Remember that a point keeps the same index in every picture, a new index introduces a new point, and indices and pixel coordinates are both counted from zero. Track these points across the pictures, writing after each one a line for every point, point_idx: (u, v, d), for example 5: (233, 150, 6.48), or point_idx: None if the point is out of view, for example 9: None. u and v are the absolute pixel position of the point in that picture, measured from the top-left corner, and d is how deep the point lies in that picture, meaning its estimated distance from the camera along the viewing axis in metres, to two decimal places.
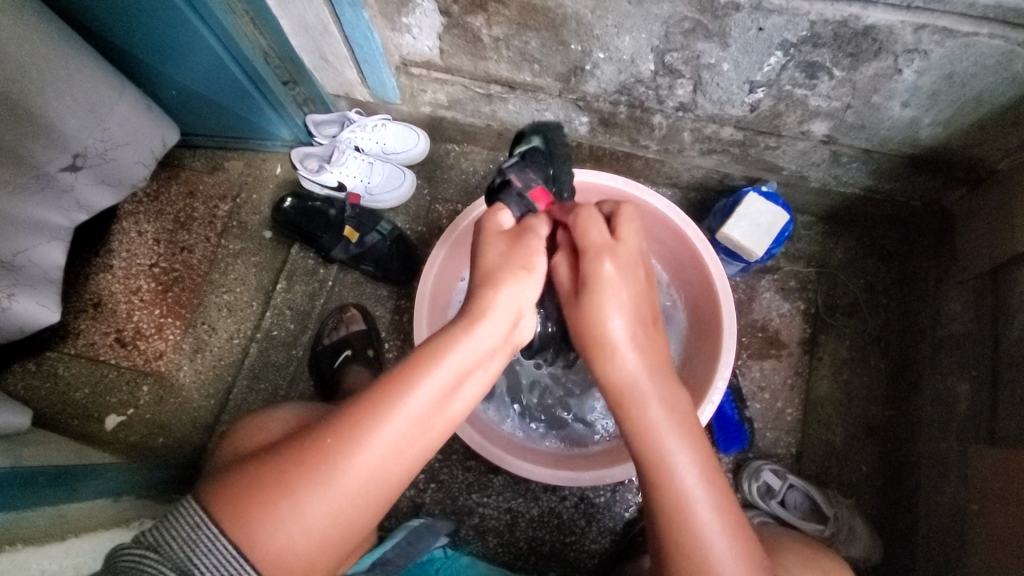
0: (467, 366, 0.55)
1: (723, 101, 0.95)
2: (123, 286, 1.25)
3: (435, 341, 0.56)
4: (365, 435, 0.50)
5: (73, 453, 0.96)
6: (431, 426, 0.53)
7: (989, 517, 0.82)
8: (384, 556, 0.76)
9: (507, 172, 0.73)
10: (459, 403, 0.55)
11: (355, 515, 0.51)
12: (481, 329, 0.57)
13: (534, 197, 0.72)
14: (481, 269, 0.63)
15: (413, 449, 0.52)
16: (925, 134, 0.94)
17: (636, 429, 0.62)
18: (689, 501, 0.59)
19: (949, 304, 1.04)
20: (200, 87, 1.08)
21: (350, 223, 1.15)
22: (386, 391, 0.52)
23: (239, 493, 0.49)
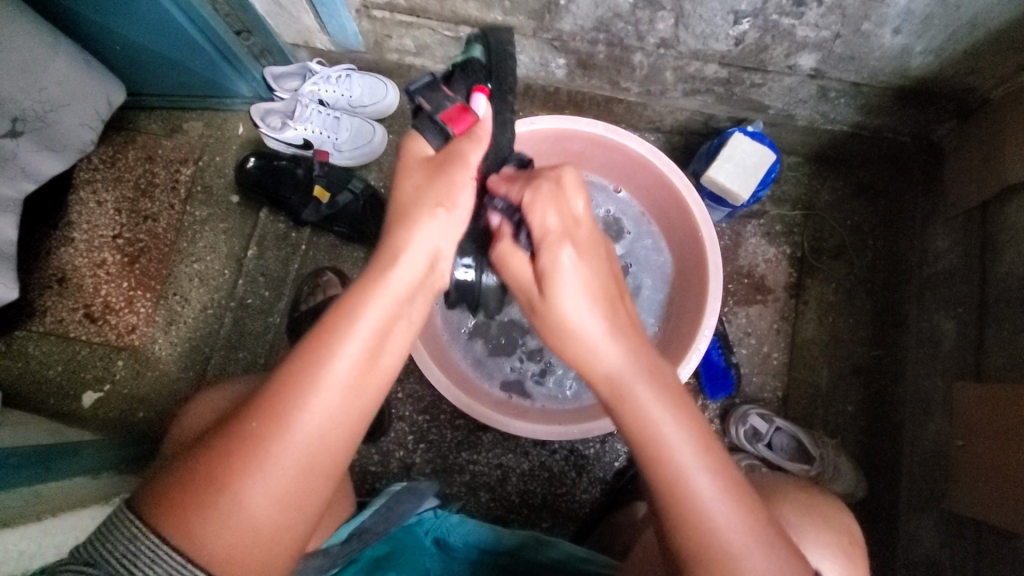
0: (387, 320, 0.55)
1: (706, 35, 0.90)
2: (87, 260, 1.19)
3: (348, 299, 0.54)
4: (288, 417, 0.50)
5: (49, 432, 0.93)
6: (361, 388, 0.53)
7: (973, 450, 0.83)
8: (362, 525, 0.76)
9: (414, 93, 0.64)
10: (390, 356, 0.55)
11: (302, 493, 0.51)
12: (394, 276, 0.56)
13: (448, 120, 0.62)
14: (403, 223, 0.59)
15: (345, 415, 0.52)
16: (916, 64, 0.90)
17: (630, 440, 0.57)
18: (688, 489, 0.54)
19: (936, 240, 1.02)
20: (145, 41, 0.99)
21: (320, 181, 1.10)
22: (303, 362, 0.51)
23: (170, 498, 0.48)
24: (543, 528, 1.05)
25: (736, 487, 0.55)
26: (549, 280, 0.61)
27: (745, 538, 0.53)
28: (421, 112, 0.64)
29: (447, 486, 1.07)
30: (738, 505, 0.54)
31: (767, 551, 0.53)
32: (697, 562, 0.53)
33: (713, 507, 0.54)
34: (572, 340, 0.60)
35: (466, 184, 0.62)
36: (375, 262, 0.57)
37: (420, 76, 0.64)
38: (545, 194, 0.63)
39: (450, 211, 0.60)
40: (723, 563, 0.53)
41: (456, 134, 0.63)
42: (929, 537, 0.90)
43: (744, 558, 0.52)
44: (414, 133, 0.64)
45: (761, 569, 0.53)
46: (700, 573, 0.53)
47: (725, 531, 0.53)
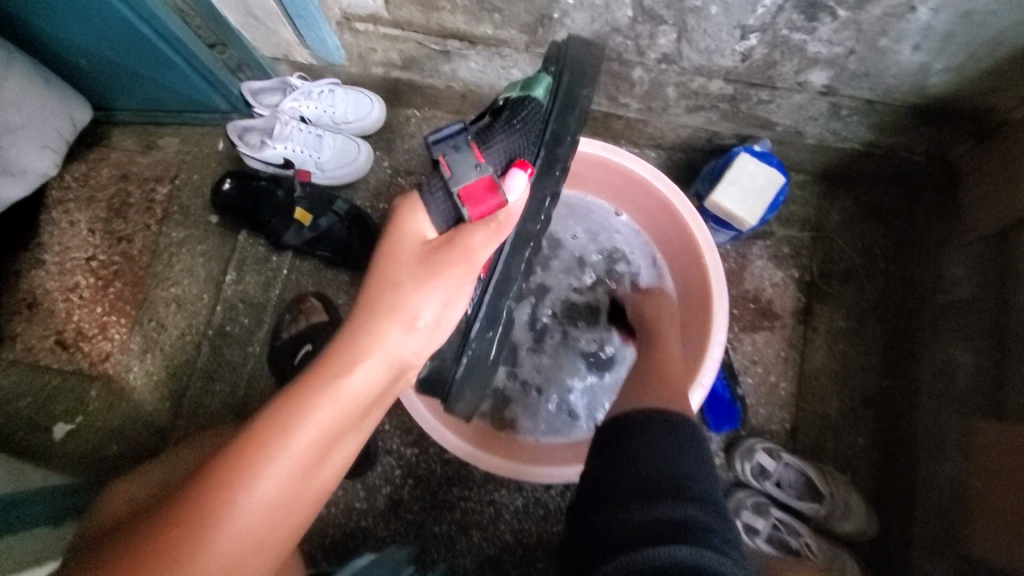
0: (332, 431, 0.48)
1: (711, 50, 0.84)
2: (59, 283, 1.14)
3: (293, 396, 0.48)
4: (200, 535, 0.42)
5: (11, 474, 0.87)
6: (286, 511, 0.46)
7: (995, 496, 0.77)
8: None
9: (436, 149, 0.62)
10: (328, 468, 0.49)
11: None
12: (351, 379, 0.51)
13: (462, 199, 0.61)
14: (373, 319, 0.54)
15: (265, 538, 0.45)
16: (934, 81, 0.84)
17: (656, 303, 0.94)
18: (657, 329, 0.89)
19: (951, 266, 0.96)
20: (112, 56, 0.93)
21: (302, 204, 1.04)
22: (227, 469, 0.44)
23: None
24: (538, 569, 1.00)
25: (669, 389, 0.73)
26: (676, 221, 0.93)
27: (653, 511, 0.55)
28: (437, 172, 0.62)
29: (436, 525, 1.01)
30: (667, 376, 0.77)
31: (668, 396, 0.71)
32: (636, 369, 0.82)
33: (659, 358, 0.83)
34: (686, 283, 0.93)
35: (457, 282, 0.59)
36: (332, 356, 0.52)
37: (451, 127, 0.63)
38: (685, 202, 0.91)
39: (431, 320, 0.57)
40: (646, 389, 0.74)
41: (471, 216, 0.61)
42: None
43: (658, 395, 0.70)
44: (420, 203, 0.62)
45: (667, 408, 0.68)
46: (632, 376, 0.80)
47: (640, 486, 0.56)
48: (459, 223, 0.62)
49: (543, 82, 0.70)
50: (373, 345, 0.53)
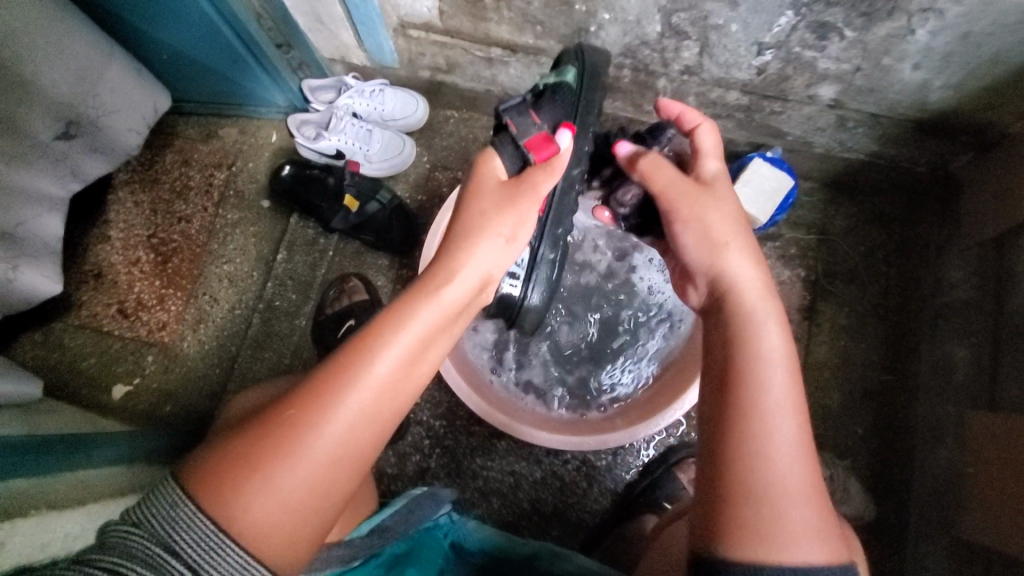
0: (428, 332, 0.59)
1: (730, 64, 0.93)
2: (123, 257, 1.24)
3: (404, 303, 0.60)
4: (336, 396, 0.53)
5: (86, 422, 0.97)
6: (395, 394, 0.56)
7: (984, 478, 0.85)
8: (383, 524, 0.78)
9: (505, 115, 0.72)
10: (425, 362, 0.59)
11: (330, 484, 0.53)
12: (444, 291, 0.62)
13: (530, 145, 0.70)
14: (461, 241, 0.66)
15: (377, 407, 0.55)
16: (934, 98, 0.92)
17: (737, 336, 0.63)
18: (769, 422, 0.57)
19: (951, 271, 1.04)
20: (192, 52, 1.05)
21: (350, 191, 1.13)
22: (355, 351, 0.56)
23: (214, 472, 0.50)
24: (552, 536, 1.07)
25: (819, 495, 0.56)
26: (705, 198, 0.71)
27: (810, 519, 0.54)
28: (505, 131, 0.72)
29: (460, 491, 1.09)
30: (810, 487, 0.56)
31: (819, 534, 0.54)
32: (749, 512, 0.54)
33: (782, 471, 0.56)
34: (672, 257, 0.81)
35: (529, 214, 0.69)
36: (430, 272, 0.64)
37: (514, 99, 0.73)
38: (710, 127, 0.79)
39: (507, 242, 0.68)
40: (780, 530, 0.53)
41: (536, 160, 0.70)
42: (935, 562, 0.92)
43: (792, 530, 0.53)
44: (493, 151, 0.72)
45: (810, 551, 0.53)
46: (741, 517, 0.54)
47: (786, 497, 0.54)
48: (527, 166, 0.71)
49: (572, 68, 0.78)
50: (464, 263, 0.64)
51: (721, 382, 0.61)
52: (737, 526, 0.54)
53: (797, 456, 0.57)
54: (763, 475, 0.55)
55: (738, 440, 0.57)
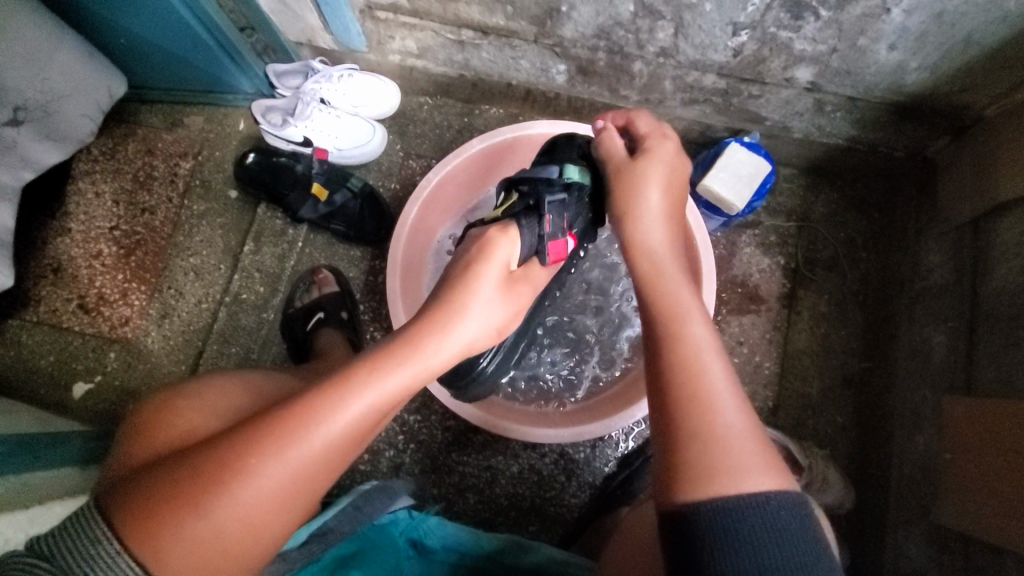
0: (405, 385, 0.57)
1: (706, 45, 0.91)
2: (83, 250, 1.19)
3: (381, 357, 0.57)
4: (289, 450, 0.50)
5: (38, 420, 0.94)
6: (354, 441, 0.54)
7: (961, 464, 0.84)
8: (325, 527, 0.78)
9: (546, 208, 0.77)
10: (391, 411, 0.58)
11: (271, 521, 0.51)
12: (432, 349, 0.60)
13: (549, 249, 0.78)
14: (453, 305, 0.64)
15: (329, 464, 0.53)
16: (911, 80, 0.91)
17: (662, 292, 0.66)
18: (703, 361, 0.59)
19: (928, 255, 1.03)
20: (149, 34, 1.00)
21: (318, 179, 1.11)
22: (320, 410, 0.52)
23: (151, 505, 0.48)
24: (530, 532, 1.05)
25: (758, 430, 0.57)
26: (636, 176, 0.77)
27: (740, 416, 0.56)
28: (535, 215, 0.77)
29: (436, 488, 1.07)
30: (750, 424, 0.56)
31: (767, 467, 0.53)
32: (694, 450, 0.54)
33: (721, 413, 0.56)
34: (637, 205, 0.75)
35: (525, 297, 0.74)
36: (415, 331, 0.61)
37: (558, 195, 0.78)
38: (646, 115, 0.85)
39: (501, 317, 0.69)
40: (721, 466, 0.53)
41: (547, 262, 0.78)
42: (914, 549, 0.91)
43: (741, 462, 0.53)
44: (516, 229, 0.75)
45: (757, 480, 0.52)
46: (688, 456, 0.54)
47: (735, 441, 0.54)
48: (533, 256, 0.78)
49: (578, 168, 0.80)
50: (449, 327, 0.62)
51: (650, 336, 0.64)
52: (687, 466, 0.54)
53: (736, 400, 0.57)
54: (704, 415, 0.56)
55: (676, 400, 0.57)
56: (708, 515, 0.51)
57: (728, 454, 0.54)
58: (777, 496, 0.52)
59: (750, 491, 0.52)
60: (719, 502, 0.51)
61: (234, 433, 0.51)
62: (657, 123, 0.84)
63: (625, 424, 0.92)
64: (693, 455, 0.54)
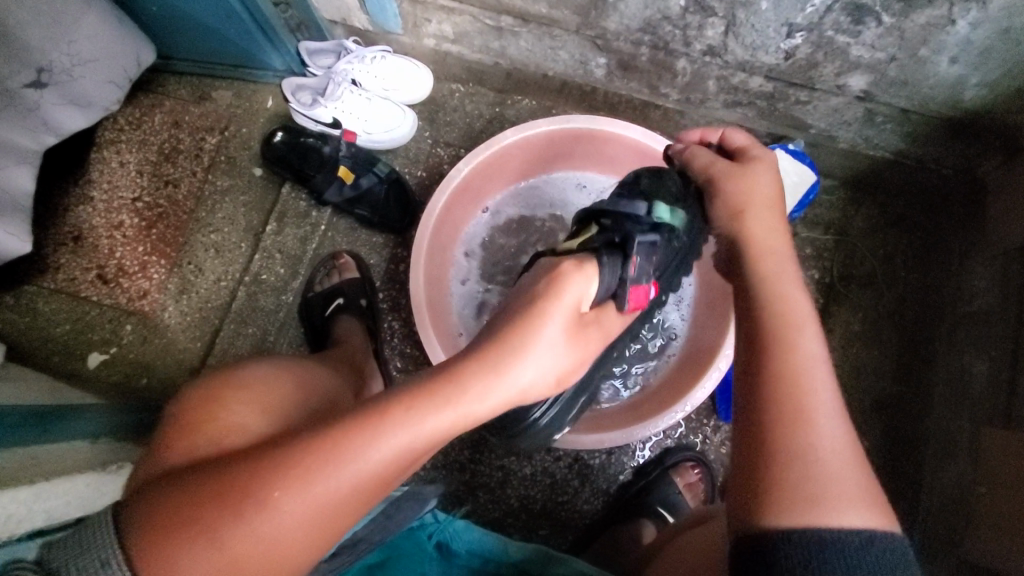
0: (444, 431, 0.53)
1: (756, 46, 0.87)
2: (105, 220, 1.18)
3: (421, 397, 0.52)
4: (314, 484, 0.48)
5: (51, 390, 0.93)
6: (377, 485, 0.51)
7: (1000, 500, 0.81)
8: (357, 535, 0.72)
9: (635, 248, 0.68)
10: (423, 454, 0.54)
11: (284, 558, 0.49)
12: (479, 393, 0.54)
13: (629, 298, 0.69)
14: (509, 347, 0.56)
15: (353, 505, 0.50)
16: (970, 95, 0.87)
17: (770, 302, 0.63)
18: (812, 381, 0.57)
19: (973, 279, 1.00)
20: (182, 4, 0.98)
21: (345, 162, 1.08)
22: (351, 446, 0.49)
23: (171, 520, 0.46)
24: (539, 535, 1.03)
25: (861, 465, 0.55)
26: (747, 177, 0.71)
27: (847, 460, 0.54)
28: (623, 256, 0.68)
29: (446, 483, 1.05)
30: (852, 455, 0.54)
31: (864, 502, 0.52)
32: (790, 472, 0.53)
33: (822, 435, 0.55)
34: (762, 212, 0.69)
35: (594, 349, 0.66)
36: (461, 369, 0.54)
37: (650, 237, 0.70)
38: (738, 128, 0.78)
39: (558, 365, 0.60)
40: (821, 495, 0.52)
41: (626, 308, 0.69)
42: None
43: (839, 494, 0.52)
44: (596, 265, 0.66)
45: (855, 516, 0.51)
46: (789, 477, 0.53)
47: (832, 456, 0.54)
48: (610, 298, 0.69)
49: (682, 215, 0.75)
50: (498, 368, 0.55)
51: (756, 343, 0.62)
52: (784, 490, 0.52)
53: (837, 424, 0.56)
54: (806, 437, 0.54)
55: (777, 420, 0.56)
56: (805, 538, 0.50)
57: (829, 483, 0.52)
58: (876, 532, 0.50)
59: (853, 527, 0.50)
60: (816, 534, 0.50)
61: (262, 458, 0.48)
62: (750, 138, 0.77)
63: (647, 433, 0.90)
64: (795, 470, 0.53)
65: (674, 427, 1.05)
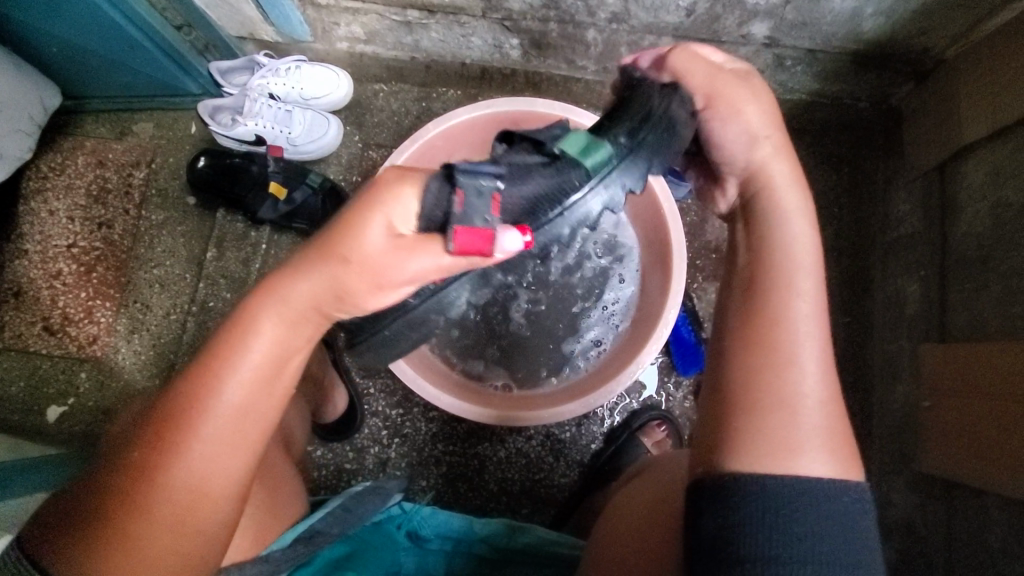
0: (280, 345, 0.54)
1: (657, 7, 0.88)
2: (43, 271, 1.16)
3: (242, 326, 0.53)
4: (180, 436, 0.49)
5: (9, 448, 0.92)
6: (245, 420, 0.52)
7: (940, 413, 0.84)
8: (313, 528, 0.71)
9: (461, 180, 0.55)
10: (282, 375, 0.54)
11: (188, 524, 0.49)
12: (303, 306, 0.54)
13: (453, 232, 0.54)
14: (322, 259, 0.55)
15: (227, 447, 0.51)
16: (868, 27, 0.89)
17: (767, 251, 0.60)
18: (792, 319, 0.56)
19: (898, 205, 1.03)
20: (81, 41, 0.96)
21: (276, 179, 1.08)
22: (195, 384, 0.50)
23: (60, 537, 0.47)
24: (522, 514, 1.05)
25: (840, 413, 0.55)
26: (734, 109, 0.64)
27: (824, 416, 0.54)
28: (451, 184, 0.56)
29: (424, 479, 1.06)
30: (832, 399, 0.54)
31: (828, 449, 0.53)
32: (762, 418, 0.53)
33: (804, 380, 0.54)
34: (734, 122, 0.64)
35: (412, 258, 0.55)
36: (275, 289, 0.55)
37: (485, 169, 0.57)
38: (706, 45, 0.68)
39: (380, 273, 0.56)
40: (792, 442, 0.52)
41: (451, 249, 0.55)
42: (899, 498, 0.92)
43: (809, 443, 0.52)
44: (420, 189, 0.56)
45: (818, 463, 0.52)
46: (767, 425, 0.53)
47: (806, 409, 0.53)
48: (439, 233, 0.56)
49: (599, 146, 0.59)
50: (317, 274, 0.55)
51: (749, 275, 0.60)
52: (751, 441, 0.52)
53: (823, 371, 0.55)
54: (777, 377, 0.54)
55: (753, 360, 0.55)
56: (757, 483, 0.50)
57: (804, 432, 0.52)
58: (834, 481, 0.51)
59: (809, 474, 0.51)
60: (779, 481, 0.50)
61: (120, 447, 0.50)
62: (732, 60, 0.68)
63: (607, 399, 0.92)
64: (769, 427, 0.52)
65: (637, 390, 1.08)
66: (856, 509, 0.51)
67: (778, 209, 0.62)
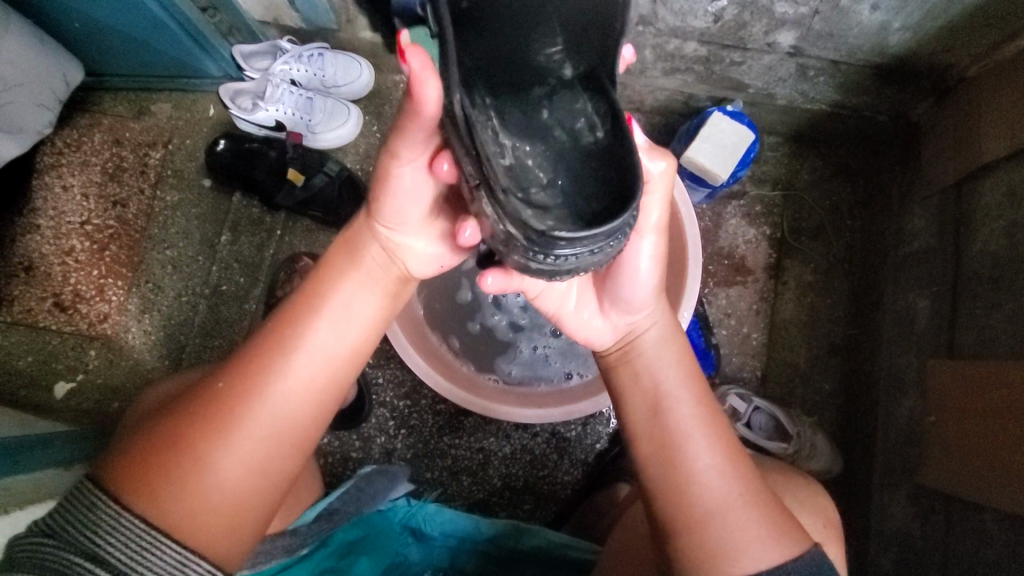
0: (356, 296, 0.59)
1: (685, 11, 0.88)
2: (55, 247, 1.16)
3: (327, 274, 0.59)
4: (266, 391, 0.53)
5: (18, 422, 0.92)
6: (334, 367, 0.57)
7: (945, 427, 0.85)
8: (331, 505, 0.76)
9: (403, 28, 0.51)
10: (359, 329, 0.59)
11: (269, 463, 0.54)
12: (368, 255, 0.61)
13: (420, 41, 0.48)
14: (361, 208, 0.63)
15: (315, 397, 0.56)
16: (894, 41, 0.89)
17: (663, 396, 0.62)
18: (693, 455, 0.59)
19: (912, 220, 1.03)
20: (106, 19, 0.96)
21: (294, 164, 1.07)
22: (279, 343, 0.55)
23: (147, 458, 0.50)
24: (525, 510, 1.06)
25: (762, 504, 0.58)
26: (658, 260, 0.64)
27: (750, 514, 0.57)
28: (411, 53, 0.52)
29: (429, 471, 1.07)
30: (749, 497, 0.58)
31: (772, 539, 0.56)
32: (685, 537, 0.57)
33: (711, 492, 0.58)
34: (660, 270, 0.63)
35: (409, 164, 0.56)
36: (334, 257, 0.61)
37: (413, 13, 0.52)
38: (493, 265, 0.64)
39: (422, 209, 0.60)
40: (724, 547, 0.56)
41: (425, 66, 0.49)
42: (900, 511, 0.93)
43: (745, 542, 0.56)
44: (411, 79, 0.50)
45: (761, 558, 0.55)
46: (687, 538, 0.57)
47: (722, 515, 0.57)
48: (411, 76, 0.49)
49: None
50: (370, 232, 0.62)
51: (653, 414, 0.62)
52: (683, 553, 0.57)
53: (727, 476, 0.59)
54: (687, 501, 0.58)
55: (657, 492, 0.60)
56: None
57: (728, 533, 0.56)
58: (780, 568, 0.55)
59: (758, 571, 0.55)
60: None
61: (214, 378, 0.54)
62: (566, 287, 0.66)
63: None
64: (689, 546, 0.57)
65: None
66: (815, 571, 0.55)
67: (657, 360, 0.64)
